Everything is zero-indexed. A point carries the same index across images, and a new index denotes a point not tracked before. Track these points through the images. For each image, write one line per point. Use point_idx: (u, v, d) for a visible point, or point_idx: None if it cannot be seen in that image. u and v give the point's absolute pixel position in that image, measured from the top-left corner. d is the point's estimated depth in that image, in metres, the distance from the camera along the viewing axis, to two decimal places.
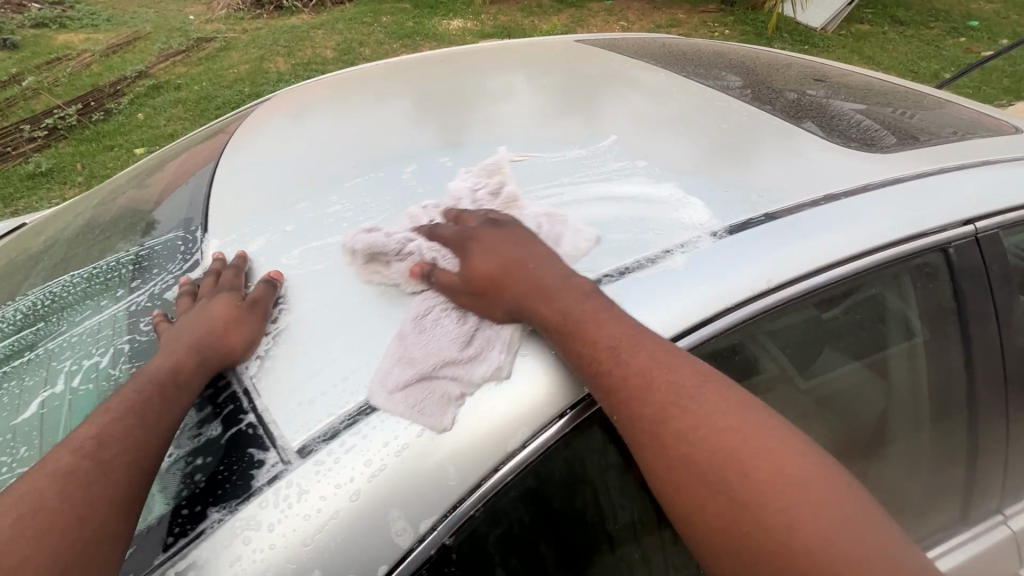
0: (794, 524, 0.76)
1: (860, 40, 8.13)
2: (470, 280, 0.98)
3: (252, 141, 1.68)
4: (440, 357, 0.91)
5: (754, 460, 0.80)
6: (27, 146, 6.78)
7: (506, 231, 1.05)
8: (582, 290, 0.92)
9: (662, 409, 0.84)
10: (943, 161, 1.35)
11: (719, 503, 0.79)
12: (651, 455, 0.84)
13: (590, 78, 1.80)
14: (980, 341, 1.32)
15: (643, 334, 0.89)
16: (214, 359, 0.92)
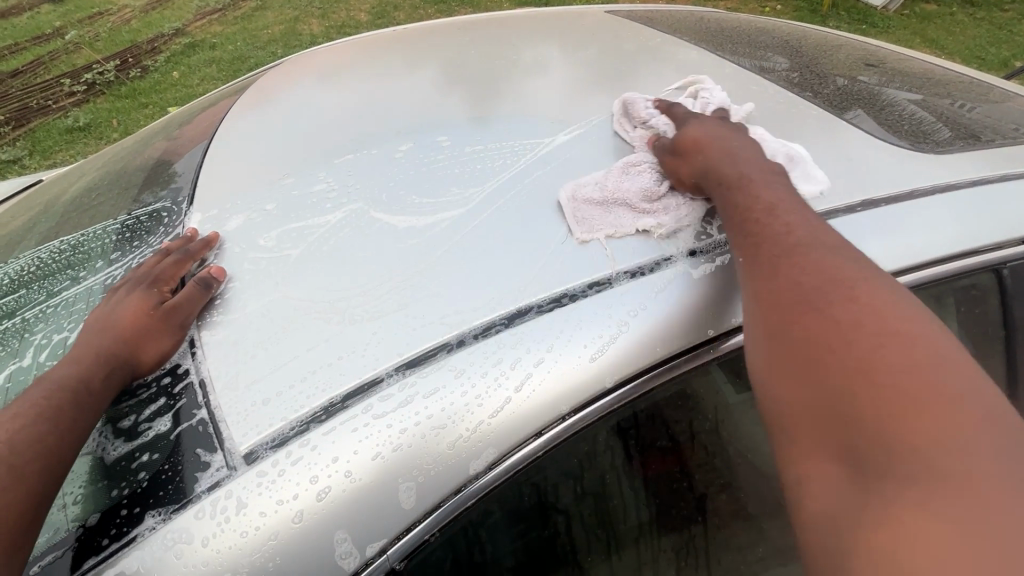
0: (896, 394, 0.67)
1: (926, 21, 7.53)
2: (681, 142, 1.12)
3: (253, 107, 1.61)
4: (631, 199, 1.05)
5: (891, 333, 0.72)
6: (67, 99, 6.91)
7: (731, 128, 1.13)
8: (767, 166, 1.02)
9: (800, 265, 0.83)
10: (1004, 167, 1.18)
11: (816, 351, 0.75)
12: (768, 299, 0.82)
13: (613, 53, 1.65)
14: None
15: (807, 215, 0.90)
16: (121, 369, 0.88)
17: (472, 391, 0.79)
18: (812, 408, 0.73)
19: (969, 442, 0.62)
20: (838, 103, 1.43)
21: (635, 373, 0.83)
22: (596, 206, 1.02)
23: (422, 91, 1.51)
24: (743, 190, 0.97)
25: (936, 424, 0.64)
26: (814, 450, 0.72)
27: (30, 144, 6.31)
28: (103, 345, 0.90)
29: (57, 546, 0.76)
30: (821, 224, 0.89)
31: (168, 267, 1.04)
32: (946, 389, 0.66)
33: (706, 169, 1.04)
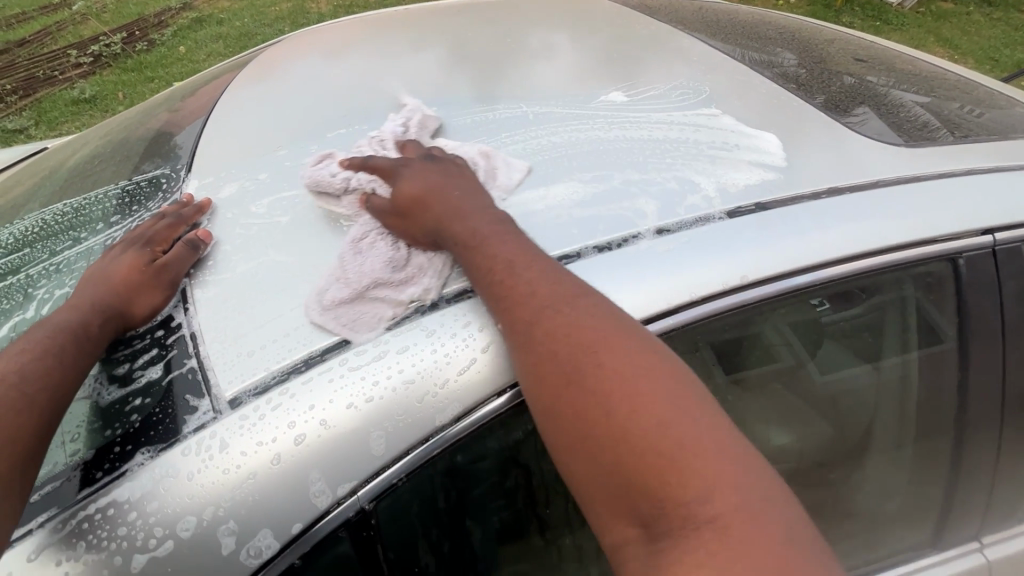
0: (663, 460, 0.70)
1: (939, 20, 7.45)
2: (398, 202, 1.04)
3: (253, 80, 1.66)
4: (373, 282, 0.94)
5: (643, 392, 0.74)
6: (73, 71, 6.92)
7: (445, 165, 1.08)
8: (495, 216, 0.96)
9: (557, 330, 0.80)
10: (970, 162, 1.22)
11: (595, 431, 0.74)
12: (540, 371, 0.79)
13: (604, 40, 1.69)
14: (984, 360, 1.21)
15: (550, 265, 0.87)
16: (113, 319, 0.94)
17: (440, 350, 0.85)
18: (604, 488, 0.73)
19: (720, 482, 0.69)
20: (819, 95, 1.47)
21: None
22: (352, 303, 0.90)
23: (416, 71, 1.55)
24: (475, 248, 0.91)
25: (695, 477, 0.69)
26: (615, 522, 0.73)
27: (35, 114, 6.34)
28: (97, 297, 0.96)
29: (54, 479, 0.83)
30: (539, 255, 0.88)
31: (162, 230, 1.09)
32: (690, 434, 0.72)
33: (440, 237, 0.97)
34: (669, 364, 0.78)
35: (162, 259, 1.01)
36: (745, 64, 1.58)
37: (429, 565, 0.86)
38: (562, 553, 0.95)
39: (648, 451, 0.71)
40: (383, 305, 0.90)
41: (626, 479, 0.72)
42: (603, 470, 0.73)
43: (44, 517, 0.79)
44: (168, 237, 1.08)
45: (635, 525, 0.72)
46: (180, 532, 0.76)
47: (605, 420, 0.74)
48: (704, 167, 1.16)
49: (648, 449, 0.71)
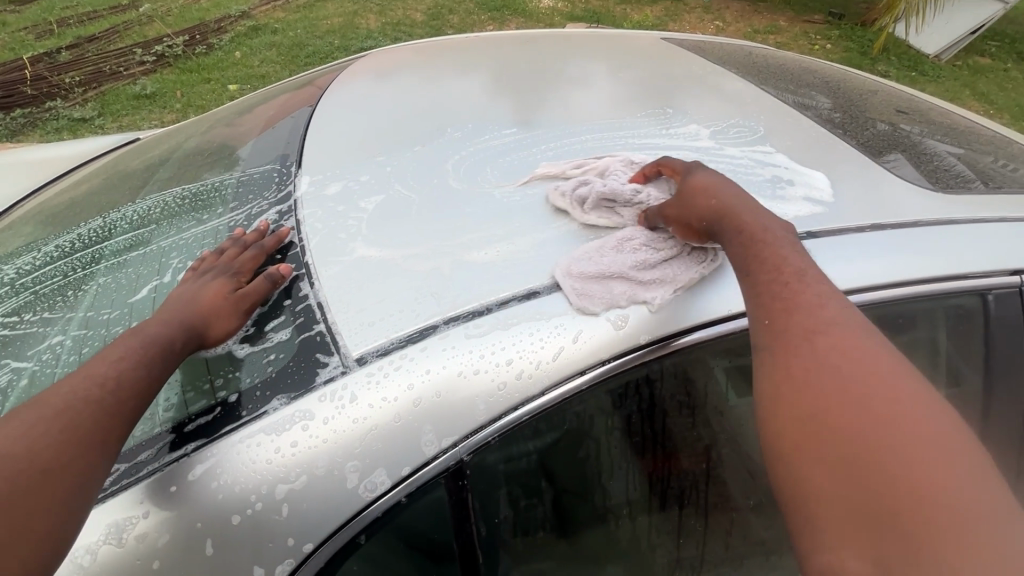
0: (894, 451, 0.79)
1: (974, 75, 7.58)
2: (683, 192, 1.16)
3: (348, 91, 1.87)
4: (618, 273, 1.08)
5: (886, 391, 0.85)
6: (137, 68, 7.37)
7: (734, 182, 1.18)
8: (782, 225, 1.08)
9: (811, 321, 0.93)
10: (1004, 211, 1.35)
11: (830, 406, 0.85)
12: (789, 357, 0.91)
13: (664, 78, 1.86)
14: (1007, 390, 1.33)
15: (814, 267, 1.01)
16: (193, 335, 1.04)
17: (535, 331, 1.00)
18: (827, 471, 0.81)
19: (938, 485, 0.76)
20: (865, 144, 1.61)
21: (662, 335, 1.03)
22: (594, 281, 1.06)
23: (495, 95, 1.74)
24: (761, 240, 1.03)
25: (927, 470, 0.77)
26: (827, 498, 0.81)
27: (100, 106, 6.75)
28: (180, 313, 1.06)
29: (201, 415, 0.99)
30: (797, 253, 1.02)
31: (245, 260, 1.19)
32: (928, 446, 0.79)
33: (717, 226, 1.09)
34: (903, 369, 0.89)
35: (244, 289, 1.12)
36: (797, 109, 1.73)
37: (507, 517, 1.01)
38: (618, 523, 1.08)
39: (875, 430, 0.81)
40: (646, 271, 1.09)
41: (854, 467, 0.80)
42: (826, 432, 0.83)
43: (194, 445, 0.95)
44: (250, 265, 1.19)
45: (852, 537, 0.77)
46: (313, 469, 0.90)
47: (843, 392, 0.85)
48: (759, 197, 1.31)
49: (874, 427, 0.82)
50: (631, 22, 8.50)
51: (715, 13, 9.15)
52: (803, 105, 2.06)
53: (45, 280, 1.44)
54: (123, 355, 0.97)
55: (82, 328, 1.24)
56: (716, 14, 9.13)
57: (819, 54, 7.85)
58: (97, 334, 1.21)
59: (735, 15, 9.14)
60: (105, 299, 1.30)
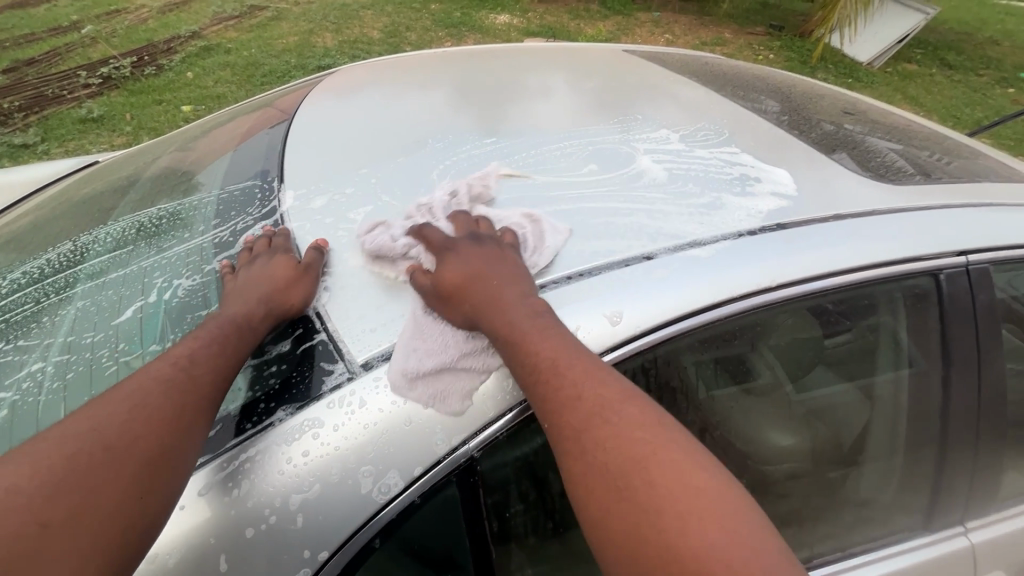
0: (667, 523, 0.84)
1: (902, 79, 8.17)
2: (439, 286, 1.09)
3: (323, 107, 1.88)
4: (454, 360, 1.01)
5: (649, 462, 0.90)
6: (82, 92, 7.10)
7: (487, 250, 1.16)
8: (530, 307, 1.04)
9: (602, 428, 0.93)
10: (946, 198, 1.48)
11: (631, 519, 0.86)
12: (572, 452, 0.92)
13: (630, 88, 1.95)
14: (961, 362, 1.44)
15: (577, 351, 0.99)
16: (278, 310, 1.08)
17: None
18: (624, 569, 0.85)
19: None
20: (819, 144, 1.73)
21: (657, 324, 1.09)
22: (439, 377, 0.98)
23: (470, 108, 1.79)
24: (521, 343, 0.98)
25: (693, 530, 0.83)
26: None
27: (43, 131, 6.46)
28: (259, 294, 1.10)
29: None
30: (563, 339, 1.00)
31: (289, 245, 1.24)
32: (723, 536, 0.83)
33: (479, 322, 1.04)
34: (652, 423, 0.95)
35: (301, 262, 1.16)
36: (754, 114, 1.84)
37: (517, 512, 1.04)
38: None
39: (678, 535, 0.83)
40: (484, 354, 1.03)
41: (644, 553, 0.83)
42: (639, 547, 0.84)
43: (198, 462, 0.93)
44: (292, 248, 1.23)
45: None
46: (327, 476, 0.91)
47: (640, 502, 0.87)
48: (729, 195, 1.40)
49: (680, 532, 0.83)
50: (586, 37, 8.77)
51: (665, 27, 9.55)
52: (759, 111, 2.19)
53: (13, 308, 1.38)
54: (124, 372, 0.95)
55: (64, 353, 1.20)
56: (665, 28, 9.53)
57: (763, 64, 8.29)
58: (82, 360, 1.17)
59: (681, 28, 9.60)
60: (86, 324, 1.26)
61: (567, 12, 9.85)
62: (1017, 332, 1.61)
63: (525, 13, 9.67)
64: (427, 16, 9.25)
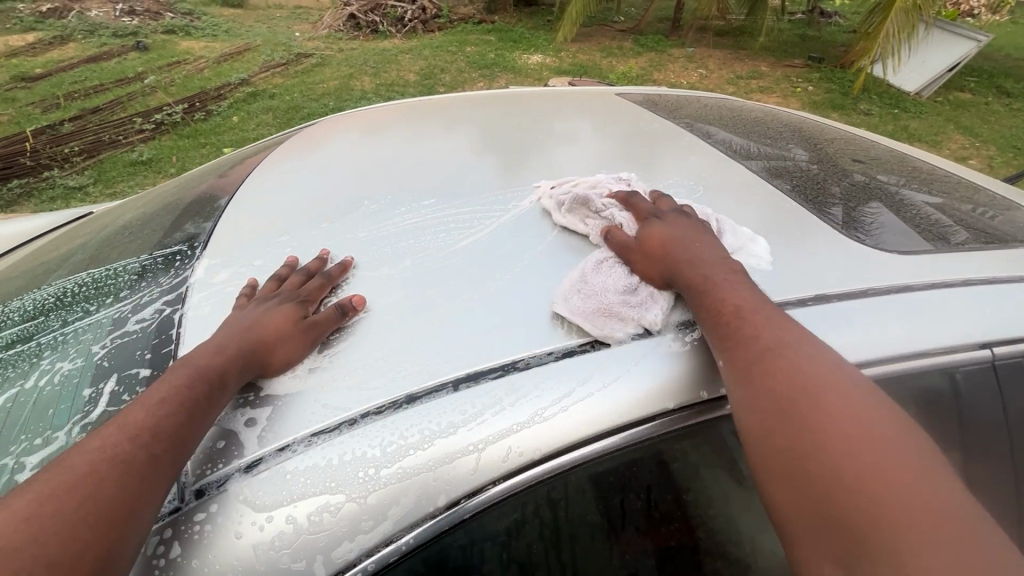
0: (880, 496, 0.74)
1: (956, 108, 7.67)
2: (643, 244, 1.15)
3: (278, 163, 1.79)
4: (610, 300, 1.03)
5: (868, 438, 0.80)
6: (136, 136, 7.52)
7: (695, 224, 1.18)
8: (730, 267, 1.07)
9: (785, 360, 0.90)
10: (965, 272, 1.20)
11: (814, 448, 0.81)
12: (746, 380, 0.90)
13: (602, 139, 1.78)
14: (980, 480, 1.15)
15: (760, 299, 1.00)
16: (251, 367, 0.95)
17: (403, 451, 0.81)
18: (816, 519, 0.77)
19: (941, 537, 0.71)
20: (852, 197, 1.57)
21: (577, 444, 0.85)
22: (596, 312, 1.00)
23: (422, 163, 1.64)
24: (705, 290, 1.01)
25: (915, 522, 0.72)
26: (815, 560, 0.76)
27: (97, 173, 6.77)
28: (241, 338, 0.98)
29: None
30: (740, 286, 1.02)
31: (312, 288, 1.11)
32: (923, 492, 0.74)
33: (674, 275, 1.07)
34: (851, 376, 0.88)
35: (312, 318, 1.04)
36: (772, 172, 1.63)
37: None
38: None
39: (858, 470, 0.77)
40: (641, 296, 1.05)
41: (816, 481, 0.79)
42: (805, 472, 0.80)
43: None
44: (317, 295, 1.10)
45: (837, 559, 0.74)
46: None
47: (819, 436, 0.81)
48: None
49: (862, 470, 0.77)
50: (619, 74, 8.72)
51: (700, 63, 9.40)
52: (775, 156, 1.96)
53: None
54: (110, 426, 0.82)
55: None
56: (701, 64, 9.38)
57: (805, 97, 7.95)
58: None
59: (718, 62, 9.45)
60: None
61: (601, 50, 9.90)
62: None
63: (558, 52, 9.80)
64: (461, 58, 9.49)
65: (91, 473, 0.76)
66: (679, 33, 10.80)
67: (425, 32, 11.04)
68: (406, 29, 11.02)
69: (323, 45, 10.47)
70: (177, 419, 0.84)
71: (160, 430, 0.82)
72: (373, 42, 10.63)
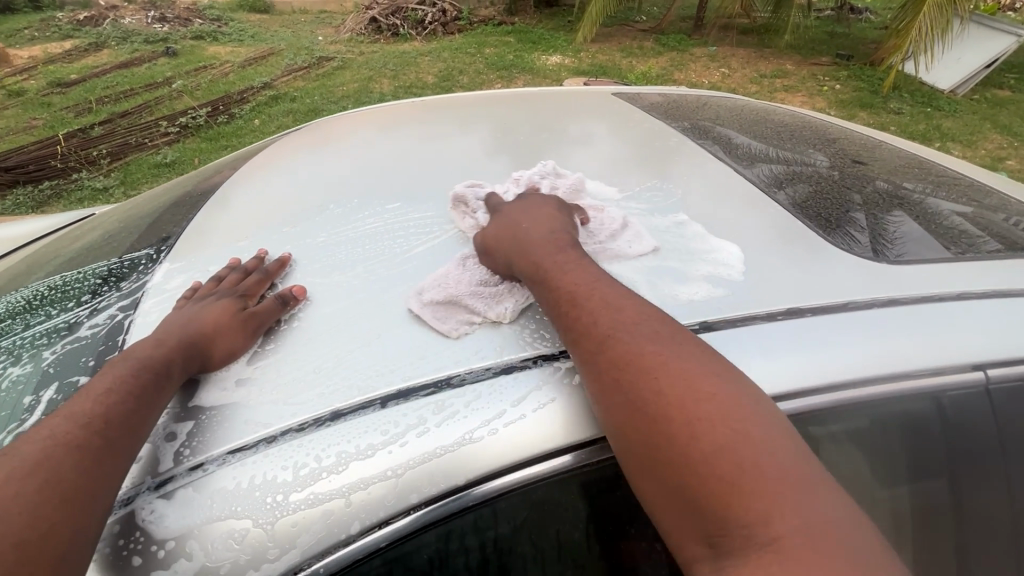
0: (732, 473, 0.72)
1: (995, 107, 7.30)
2: (491, 238, 1.15)
3: (255, 168, 1.78)
4: (461, 293, 1.04)
5: (716, 413, 0.76)
6: (161, 138, 7.63)
7: (544, 214, 1.19)
8: (561, 248, 1.06)
9: (618, 331, 0.87)
10: (960, 286, 1.10)
11: (657, 421, 0.78)
12: (588, 356, 0.86)
13: (584, 142, 1.71)
14: (975, 514, 1.05)
15: (593, 277, 0.98)
16: (191, 357, 0.92)
17: (316, 475, 0.76)
18: (676, 505, 0.75)
19: (780, 496, 0.70)
20: (876, 206, 1.47)
21: (507, 468, 0.79)
22: (444, 307, 1.02)
23: (395, 165, 1.60)
24: (547, 279, 0.99)
25: (760, 490, 0.71)
26: (683, 540, 0.74)
27: (124, 174, 6.79)
28: (181, 332, 0.96)
29: None
30: (574, 267, 1.00)
31: (252, 283, 1.10)
32: (760, 449, 0.73)
33: (515, 265, 1.07)
34: (677, 335, 0.86)
35: (251, 308, 1.02)
36: (781, 184, 1.52)
37: None
38: None
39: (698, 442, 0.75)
40: (494, 291, 1.05)
41: (661, 459, 0.76)
42: (660, 450, 0.76)
43: None
44: (257, 289, 1.09)
45: (702, 540, 0.73)
46: None
47: (666, 411, 0.78)
48: (650, 282, 1.11)
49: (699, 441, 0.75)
50: (639, 74, 8.56)
51: (723, 62, 9.17)
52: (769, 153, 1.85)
53: None
54: (57, 417, 0.80)
55: None
56: (724, 63, 9.15)
57: (832, 95, 7.66)
58: None
59: (744, 61, 9.19)
60: None
61: (623, 50, 9.74)
62: None
63: (578, 53, 9.69)
64: (479, 60, 9.47)
65: (41, 459, 0.74)
66: (702, 31, 10.56)
67: (444, 34, 11.07)
68: (426, 31, 11.06)
69: (343, 49, 10.57)
70: (126, 404, 0.82)
71: (109, 416, 0.80)
72: (393, 45, 10.70)
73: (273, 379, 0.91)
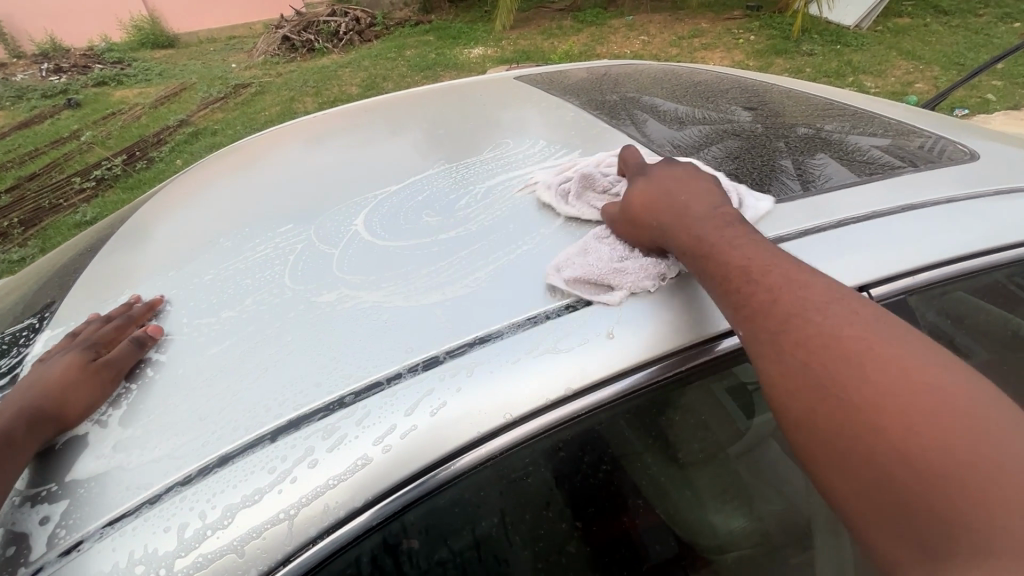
0: (941, 455, 0.67)
1: (897, 34, 7.67)
2: (634, 206, 1.09)
3: (147, 213, 1.69)
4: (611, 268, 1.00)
5: (911, 390, 0.71)
6: (75, 195, 7.14)
7: (682, 172, 1.14)
8: (736, 225, 0.98)
9: (789, 304, 0.83)
10: (841, 213, 1.14)
11: (845, 396, 0.74)
12: (766, 332, 0.83)
13: (481, 134, 1.70)
14: None
15: (756, 243, 0.93)
16: (41, 420, 0.87)
17: (201, 535, 0.72)
18: (874, 497, 0.69)
19: (1009, 490, 0.63)
20: (805, 150, 1.51)
21: (408, 479, 0.77)
22: (596, 284, 0.97)
23: (291, 186, 1.55)
24: (715, 259, 0.92)
25: (978, 472, 0.64)
26: (873, 525, 0.69)
27: (41, 239, 6.33)
28: (30, 394, 0.91)
29: None
30: (732, 234, 0.96)
31: (108, 330, 1.05)
32: (967, 428, 0.68)
33: (670, 239, 1.00)
34: (864, 311, 0.82)
35: (105, 357, 0.97)
36: (704, 145, 1.53)
37: None
38: None
39: (893, 419, 0.70)
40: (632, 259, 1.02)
41: (856, 435, 0.72)
42: (850, 427, 0.73)
43: None
44: (116, 336, 1.05)
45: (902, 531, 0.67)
46: None
47: (856, 387, 0.74)
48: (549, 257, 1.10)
49: (891, 417, 0.71)
50: (565, 53, 8.53)
51: (642, 29, 9.28)
52: (668, 111, 1.88)
53: None
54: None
55: None
56: (643, 31, 9.23)
57: (749, 47, 7.89)
58: None
59: (662, 25, 9.35)
60: None
61: (542, 32, 9.75)
62: (981, 367, 1.20)
63: (499, 41, 9.62)
64: (402, 64, 9.27)
65: None
66: (616, 3, 10.69)
67: (362, 42, 10.81)
68: (343, 41, 10.75)
69: (260, 71, 10.18)
70: None
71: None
72: (310, 61, 10.38)
73: (154, 434, 0.86)
